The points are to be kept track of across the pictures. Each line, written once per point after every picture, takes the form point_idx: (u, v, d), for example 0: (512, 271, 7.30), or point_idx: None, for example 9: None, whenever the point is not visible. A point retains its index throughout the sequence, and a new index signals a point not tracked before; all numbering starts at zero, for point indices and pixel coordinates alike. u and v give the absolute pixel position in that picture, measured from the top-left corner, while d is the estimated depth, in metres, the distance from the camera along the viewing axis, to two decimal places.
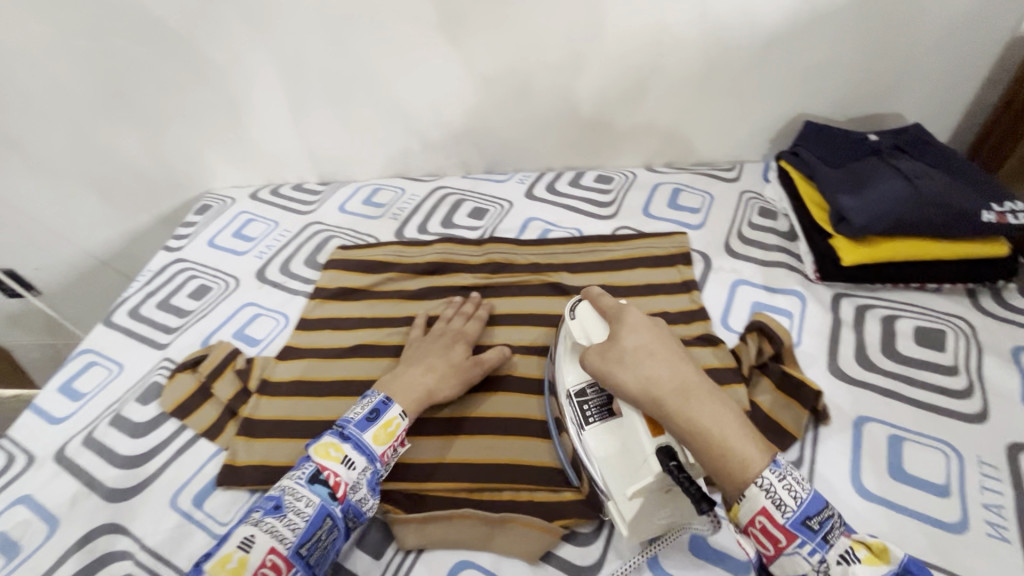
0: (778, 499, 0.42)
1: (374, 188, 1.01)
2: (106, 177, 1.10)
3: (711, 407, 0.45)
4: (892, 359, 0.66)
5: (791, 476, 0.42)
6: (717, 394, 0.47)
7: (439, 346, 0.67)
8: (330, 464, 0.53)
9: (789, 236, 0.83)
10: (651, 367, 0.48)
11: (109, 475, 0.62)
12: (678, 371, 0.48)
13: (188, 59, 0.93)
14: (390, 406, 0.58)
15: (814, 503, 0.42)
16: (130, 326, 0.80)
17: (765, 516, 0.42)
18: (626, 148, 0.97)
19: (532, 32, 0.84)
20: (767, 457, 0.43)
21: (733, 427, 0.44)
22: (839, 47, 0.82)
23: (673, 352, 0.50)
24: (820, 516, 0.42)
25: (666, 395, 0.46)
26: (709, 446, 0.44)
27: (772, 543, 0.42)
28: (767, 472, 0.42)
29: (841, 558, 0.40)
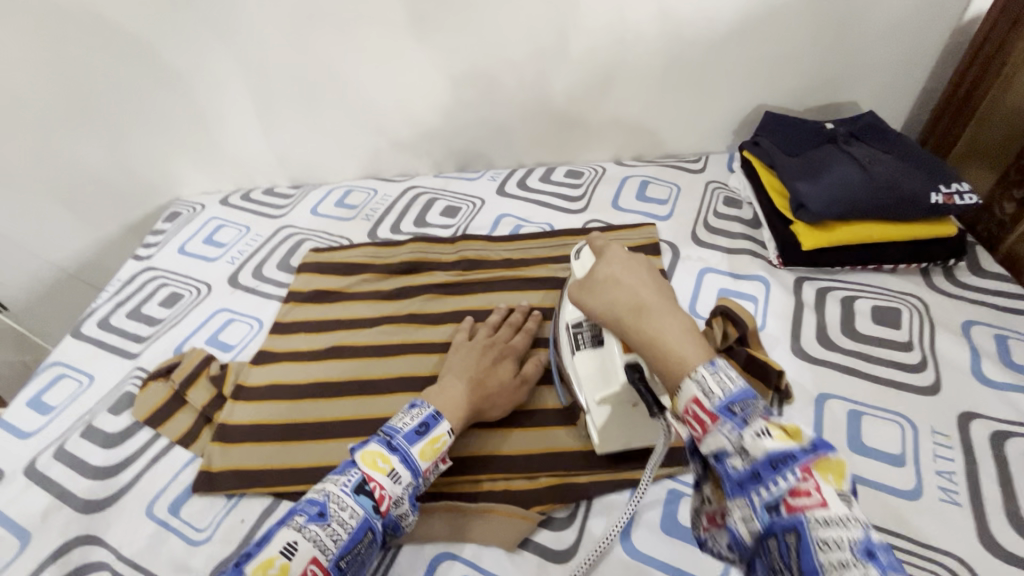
0: (707, 387, 0.39)
1: (345, 190, 1.00)
2: (71, 187, 1.08)
3: (664, 322, 0.44)
4: (850, 338, 0.68)
5: (722, 368, 0.40)
6: (675, 313, 0.46)
7: (488, 358, 0.64)
8: (377, 475, 0.51)
9: (754, 224, 0.85)
10: (609, 292, 0.49)
11: (83, 487, 0.61)
12: (637, 290, 0.48)
13: (150, 66, 0.91)
14: (440, 420, 0.56)
15: (743, 393, 0.38)
16: (100, 336, 0.79)
17: (693, 401, 0.39)
18: (594, 142, 0.99)
19: (496, 31, 0.85)
20: (707, 358, 0.41)
21: (683, 338, 0.43)
22: (794, 39, 0.85)
23: (641, 276, 0.49)
24: (746, 403, 0.38)
25: (621, 314, 0.47)
26: (657, 355, 0.43)
27: (697, 426, 0.39)
28: (701, 367, 0.40)
29: (755, 437, 0.36)
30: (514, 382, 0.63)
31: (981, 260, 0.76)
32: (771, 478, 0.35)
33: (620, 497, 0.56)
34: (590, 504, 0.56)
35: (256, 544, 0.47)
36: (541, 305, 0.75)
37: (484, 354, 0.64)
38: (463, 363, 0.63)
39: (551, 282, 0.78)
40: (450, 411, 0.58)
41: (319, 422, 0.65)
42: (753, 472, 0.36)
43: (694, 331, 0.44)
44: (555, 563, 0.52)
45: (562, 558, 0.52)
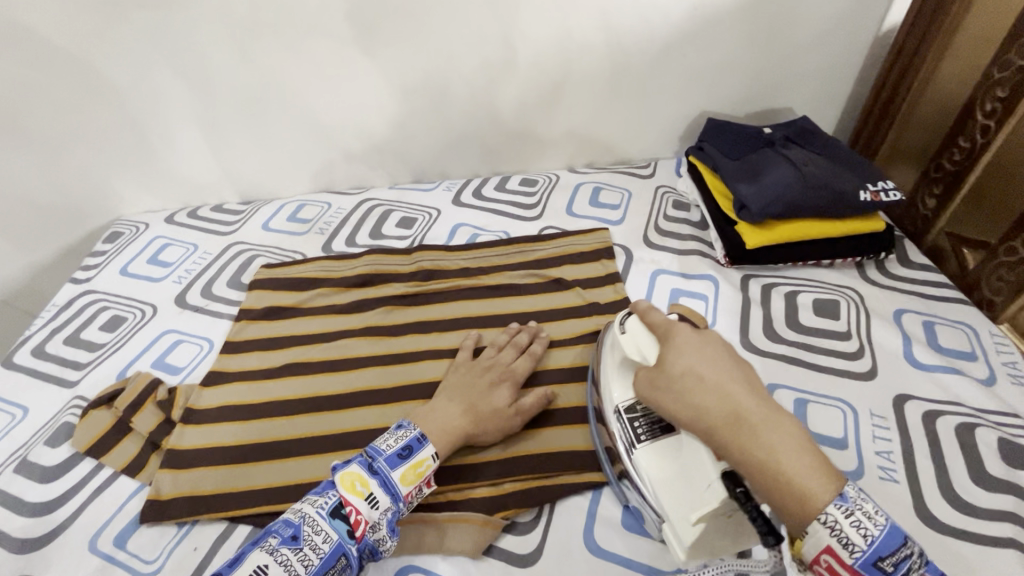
0: (845, 539, 0.38)
1: (298, 204, 0.99)
2: (0, 209, 1.02)
3: (774, 436, 0.41)
4: (794, 330, 0.72)
5: (857, 509, 0.38)
6: (784, 421, 0.42)
7: (483, 383, 0.62)
8: (354, 499, 0.50)
9: (702, 225, 0.88)
10: (694, 400, 0.45)
11: (19, 526, 0.58)
12: (728, 393, 0.44)
13: (85, 80, 0.88)
14: (424, 444, 0.55)
15: (889, 539, 0.38)
16: (35, 365, 0.75)
17: (831, 556, 0.38)
18: (548, 151, 1.01)
19: (445, 41, 0.86)
20: (830, 489, 0.39)
21: (798, 456, 0.40)
22: (730, 49, 0.89)
23: (727, 366, 0.46)
24: (894, 557, 0.38)
25: (714, 427, 0.44)
26: (763, 474, 0.41)
27: (832, 573, 0.38)
28: (831, 508, 0.38)
29: (887, 571, 0.38)
30: (507, 410, 0.60)
31: (909, 253, 0.82)
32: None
33: (583, 496, 0.57)
34: (554, 505, 0.57)
35: (228, 563, 0.46)
36: (501, 313, 0.76)
37: (482, 376, 0.63)
38: (460, 385, 0.62)
39: (512, 289, 0.79)
40: (435, 432, 0.57)
41: (276, 442, 0.63)
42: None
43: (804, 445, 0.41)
44: (521, 567, 0.52)
45: (526, 561, 0.53)
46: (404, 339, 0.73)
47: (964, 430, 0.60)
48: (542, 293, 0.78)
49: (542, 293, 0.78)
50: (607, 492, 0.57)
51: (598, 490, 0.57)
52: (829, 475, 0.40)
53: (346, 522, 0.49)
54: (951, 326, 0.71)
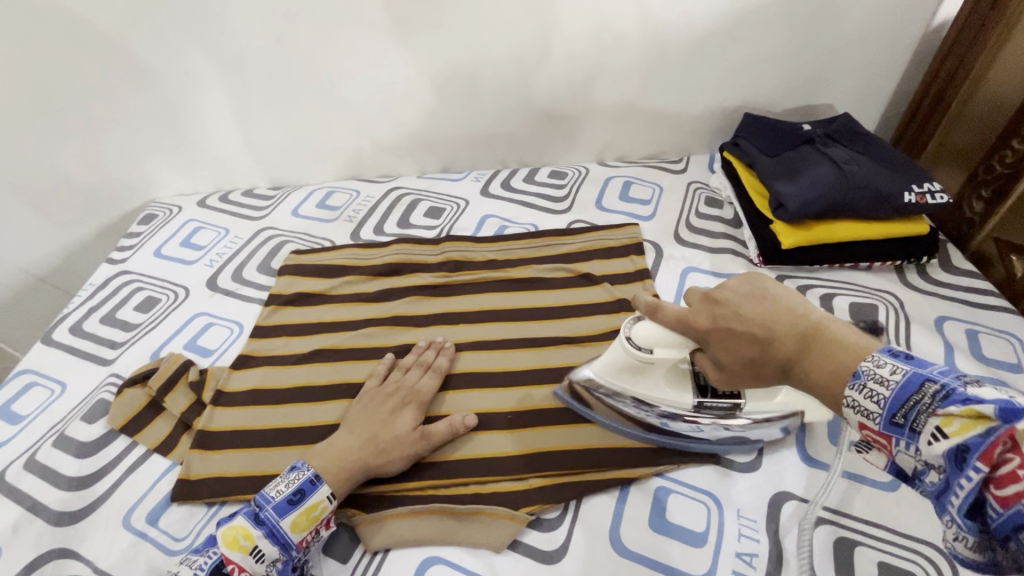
0: (862, 409, 0.37)
1: (327, 191, 0.99)
2: (40, 188, 1.04)
3: (813, 358, 0.40)
4: None
5: (872, 377, 0.36)
6: (824, 337, 0.40)
7: (385, 411, 0.61)
8: (235, 556, 0.50)
9: (735, 224, 0.86)
10: (736, 362, 0.46)
11: (57, 498, 0.59)
12: (759, 332, 0.43)
13: (123, 64, 0.89)
14: (318, 485, 0.54)
15: (909, 387, 0.35)
16: (73, 343, 0.77)
17: (862, 426, 0.38)
18: (577, 143, 1.00)
19: (478, 29, 0.85)
20: (853, 368, 0.38)
21: (836, 361, 0.39)
22: (771, 42, 0.86)
23: (760, 303, 0.44)
24: (905, 408, 0.35)
25: (760, 368, 0.44)
26: (812, 385, 0.40)
27: (875, 441, 0.38)
28: (849, 391, 0.38)
29: (929, 440, 0.34)
30: (412, 436, 0.59)
31: (952, 258, 0.79)
32: (957, 480, 0.33)
33: (610, 495, 0.56)
34: (580, 503, 0.56)
35: None
36: (528, 306, 0.75)
37: (384, 403, 0.62)
38: (363, 414, 0.61)
39: (540, 283, 0.78)
40: (331, 469, 0.56)
41: (302, 427, 0.64)
42: (946, 480, 0.34)
43: (842, 350, 0.39)
44: (545, 564, 0.52)
45: (550, 559, 0.52)
46: (429, 330, 0.73)
47: None
48: (569, 287, 0.77)
49: (569, 288, 0.77)
50: (634, 492, 0.56)
51: (624, 489, 0.56)
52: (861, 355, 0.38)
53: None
54: (996, 335, 0.68)
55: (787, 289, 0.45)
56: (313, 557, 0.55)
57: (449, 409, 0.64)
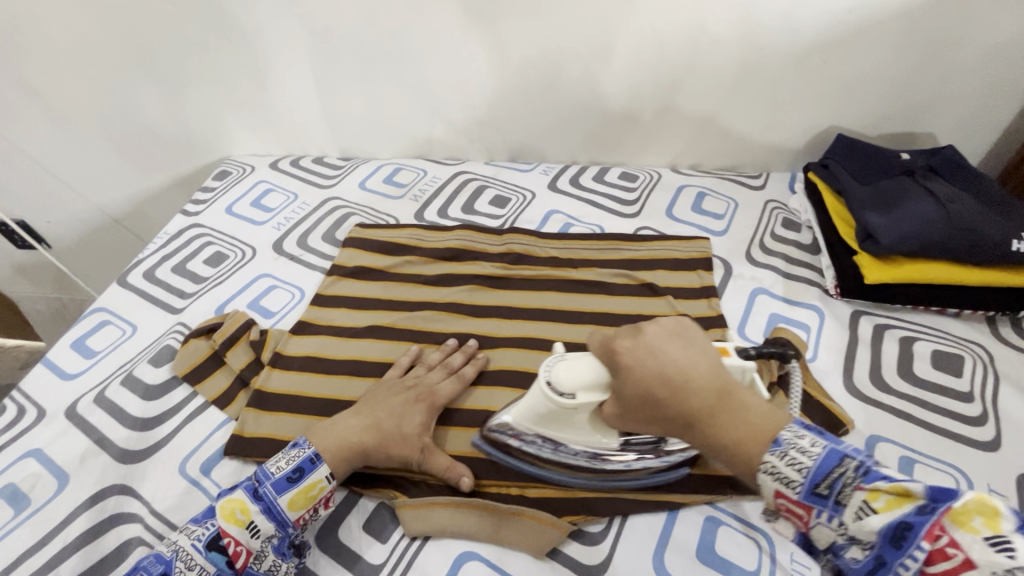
0: (784, 478, 0.38)
1: (395, 168, 1.00)
2: (126, 135, 1.09)
3: (725, 419, 0.41)
4: (907, 381, 0.66)
5: (791, 444, 0.39)
6: (740, 401, 0.42)
7: (398, 402, 0.60)
8: (233, 529, 0.49)
9: (812, 250, 0.82)
10: (646, 410, 0.45)
11: (121, 436, 0.62)
12: (681, 387, 0.42)
13: (216, 22, 0.91)
14: (317, 465, 0.54)
15: (829, 460, 0.38)
16: (145, 287, 0.80)
17: (778, 494, 0.39)
18: (652, 146, 0.96)
19: (569, 19, 0.83)
20: (771, 434, 0.40)
21: (751, 424, 0.41)
22: (879, 61, 0.81)
23: (686, 358, 0.44)
24: (829, 478, 0.37)
25: (666, 422, 0.44)
26: (719, 449, 0.41)
27: (796, 517, 0.40)
28: (769, 457, 0.39)
29: (857, 514, 0.36)
30: (416, 431, 0.58)
31: None
32: (897, 560, 0.34)
33: (657, 516, 0.55)
34: (624, 519, 0.55)
35: None
36: (586, 309, 0.74)
37: (400, 394, 0.61)
38: (377, 399, 0.61)
39: (601, 286, 0.77)
40: (330, 447, 0.55)
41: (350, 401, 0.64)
42: (878, 558, 0.35)
43: (758, 416, 0.41)
44: None
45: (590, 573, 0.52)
46: (486, 322, 0.73)
47: None
48: (631, 295, 0.75)
49: (630, 296, 0.75)
50: (682, 517, 0.54)
51: (672, 513, 0.55)
52: (778, 424, 0.41)
53: (224, 555, 0.48)
54: None
55: (707, 349, 0.45)
56: (351, 533, 0.55)
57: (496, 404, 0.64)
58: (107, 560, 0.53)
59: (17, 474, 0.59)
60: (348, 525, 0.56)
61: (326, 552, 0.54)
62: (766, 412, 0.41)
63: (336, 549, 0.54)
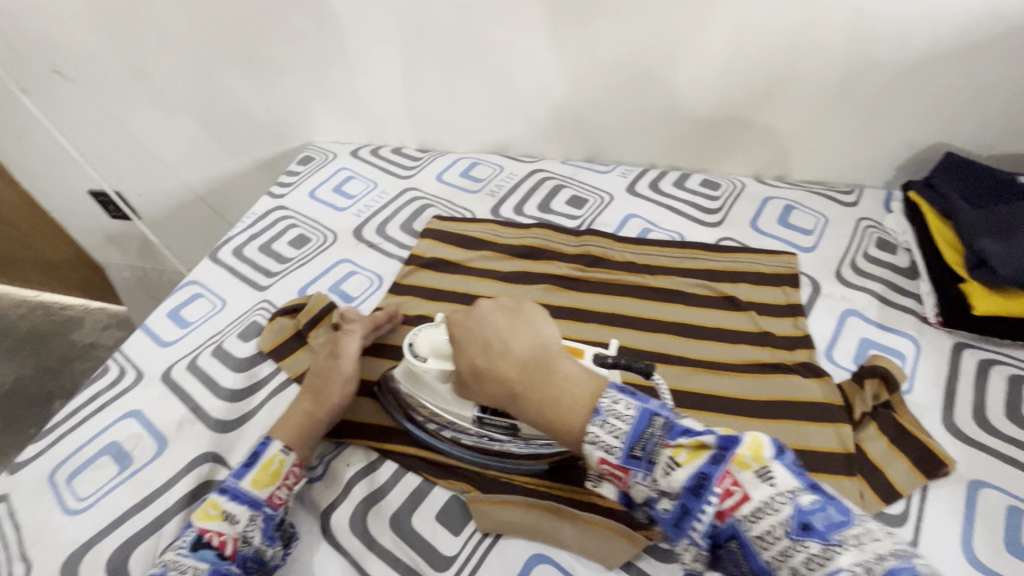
0: (605, 444, 0.42)
1: (471, 162, 1.00)
2: (218, 116, 1.14)
3: (538, 389, 0.47)
4: (1016, 424, 0.61)
5: (611, 412, 0.43)
6: (549, 370, 0.48)
7: (314, 361, 0.65)
8: (210, 524, 0.51)
9: (909, 274, 0.77)
10: (482, 387, 0.52)
11: (212, 404, 0.65)
12: (499, 359, 0.50)
13: (313, 11, 0.94)
14: (269, 443, 0.57)
15: (640, 421, 0.42)
16: (233, 264, 0.84)
17: (603, 462, 0.42)
18: (738, 154, 0.93)
19: (665, 19, 0.81)
20: (590, 402, 0.45)
21: (564, 393, 0.46)
22: (1005, 74, 0.74)
23: (509, 335, 0.52)
24: (643, 441, 0.41)
25: (499, 398, 0.50)
26: (541, 416, 0.47)
27: (618, 480, 0.43)
28: (590, 426, 0.43)
29: (665, 470, 0.40)
30: (339, 374, 0.62)
31: None
32: (699, 506, 0.38)
33: None
34: None
35: None
36: (664, 318, 0.72)
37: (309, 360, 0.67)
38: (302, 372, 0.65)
39: (681, 296, 0.74)
40: (278, 426, 0.59)
41: None
42: (684, 507, 0.39)
43: (569, 383, 0.47)
44: None
45: None
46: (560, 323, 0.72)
47: None
48: (711, 308, 0.73)
49: (710, 308, 0.73)
50: None
51: None
52: (595, 391, 0.46)
53: (210, 547, 0.50)
54: None
55: (530, 322, 0.53)
56: (424, 523, 0.56)
57: None
58: None
59: (118, 432, 0.63)
60: (421, 513, 0.57)
61: (399, 537, 0.55)
62: (579, 378, 0.47)
63: (409, 536, 0.55)
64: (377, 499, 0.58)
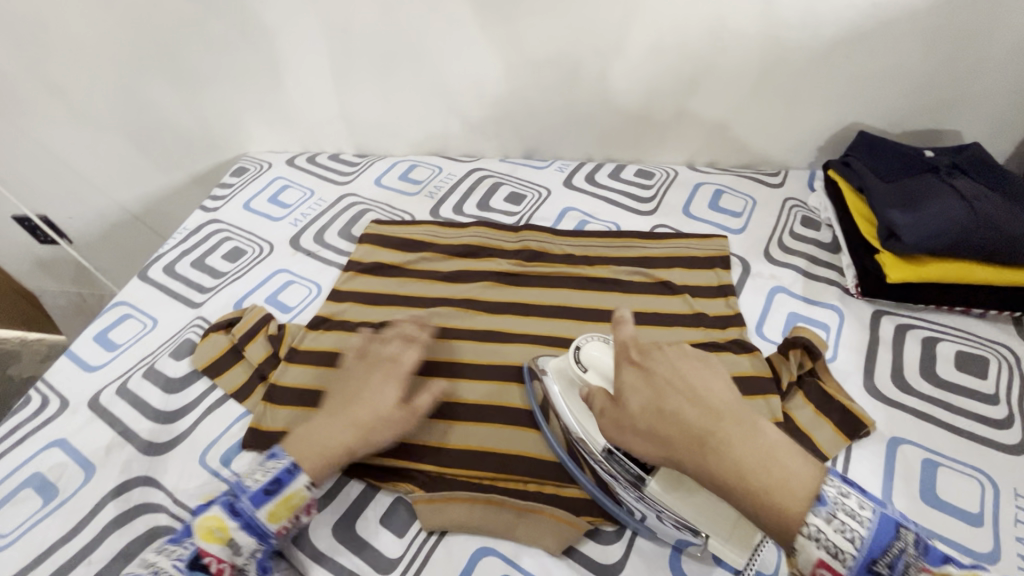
0: (835, 547, 0.38)
1: (410, 165, 1.00)
2: (146, 131, 1.10)
3: (736, 454, 0.42)
4: (930, 382, 0.64)
5: (842, 507, 0.39)
6: (753, 438, 0.43)
7: (368, 383, 0.59)
8: (213, 548, 0.48)
9: (831, 248, 0.81)
10: (657, 436, 0.46)
11: (143, 428, 0.63)
12: (700, 415, 0.45)
13: (235, 18, 0.91)
14: (295, 475, 0.52)
15: (885, 532, 0.38)
16: (165, 282, 0.81)
17: (822, 564, 0.39)
18: (669, 143, 0.95)
19: (586, 15, 0.82)
20: (810, 487, 0.40)
21: (781, 472, 0.41)
22: (903, 55, 0.79)
23: (705, 386, 0.47)
24: (887, 555, 0.38)
25: (681, 457, 0.44)
26: (741, 489, 0.41)
27: None
28: (813, 518, 0.39)
29: None
30: (399, 412, 0.57)
31: None
32: None
33: None
34: None
35: None
36: (602, 307, 0.73)
37: (360, 377, 0.60)
38: (343, 387, 0.59)
39: (617, 284, 0.76)
40: (311, 456, 0.54)
41: None
42: None
43: (786, 466, 0.41)
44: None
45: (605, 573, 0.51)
46: (501, 318, 0.73)
47: None
48: (647, 293, 0.75)
49: (646, 294, 0.75)
50: None
51: None
52: (816, 475, 0.41)
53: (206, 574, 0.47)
54: None
55: (727, 381, 0.48)
56: (368, 527, 0.56)
57: (517, 401, 0.63)
58: (133, 547, 0.54)
59: (41, 464, 0.60)
60: (365, 519, 0.56)
61: (343, 545, 0.54)
62: (797, 463, 0.42)
63: (353, 541, 0.55)
64: (320, 507, 0.57)
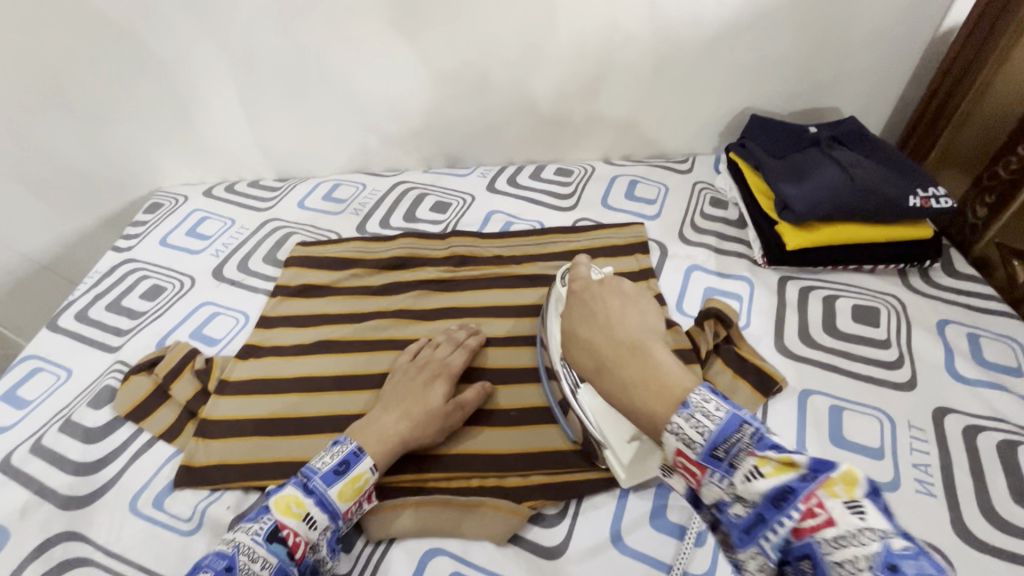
0: (686, 436, 0.36)
1: (333, 184, 1.00)
2: (44, 175, 1.04)
3: (629, 364, 0.42)
4: (831, 336, 0.70)
5: (699, 408, 0.36)
6: (648, 352, 0.43)
7: (417, 384, 0.62)
8: (291, 521, 0.49)
9: (738, 225, 0.87)
10: (573, 351, 0.48)
11: (63, 483, 0.60)
12: (608, 332, 0.46)
13: (131, 52, 0.89)
14: (361, 457, 0.54)
15: (729, 425, 0.35)
16: (78, 329, 0.77)
17: (680, 453, 0.37)
18: (584, 140, 0.99)
19: (488, 27, 0.85)
20: (679, 395, 0.38)
21: (661, 382, 0.40)
22: (779, 43, 0.87)
23: (620, 310, 0.48)
24: (728, 443, 0.35)
25: (588, 367, 0.46)
26: (623, 395, 0.42)
27: (690, 475, 0.37)
28: (674, 415, 0.37)
29: (746, 478, 0.34)
30: (445, 407, 0.60)
31: (954, 262, 0.79)
32: (775, 519, 0.32)
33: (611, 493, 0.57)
34: (580, 501, 0.57)
35: None
36: (532, 302, 0.76)
37: (416, 377, 0.63)
38: (394, 390, 0.62)
39: (545, 278, 0.79)
40: (371, 441, 0.56)
41: (303, 418, 0.64)
42: (756, 515, 0.33)
43: (669, 378, 0.40)
44: (546, 559, 0.53)
45: (549, 555, 0.53)
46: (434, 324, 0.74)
47: (1005, 447, 0.58)
48: None
49: None
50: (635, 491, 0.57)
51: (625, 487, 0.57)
52: (690, 387, 0.39)
53: (286, 546, 0.48)
54: (997, 339, 0.69)
55: (651, 311, 0.49)
56: None
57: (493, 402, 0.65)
58: None
59: None
60: None
61: None
62: (682, 375, 0.40)
63: None
64: None
